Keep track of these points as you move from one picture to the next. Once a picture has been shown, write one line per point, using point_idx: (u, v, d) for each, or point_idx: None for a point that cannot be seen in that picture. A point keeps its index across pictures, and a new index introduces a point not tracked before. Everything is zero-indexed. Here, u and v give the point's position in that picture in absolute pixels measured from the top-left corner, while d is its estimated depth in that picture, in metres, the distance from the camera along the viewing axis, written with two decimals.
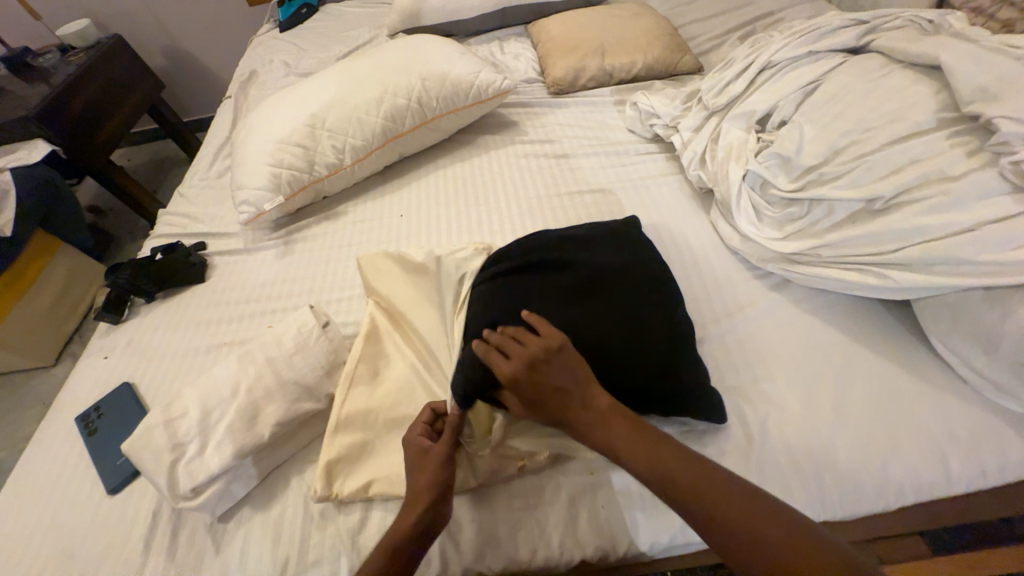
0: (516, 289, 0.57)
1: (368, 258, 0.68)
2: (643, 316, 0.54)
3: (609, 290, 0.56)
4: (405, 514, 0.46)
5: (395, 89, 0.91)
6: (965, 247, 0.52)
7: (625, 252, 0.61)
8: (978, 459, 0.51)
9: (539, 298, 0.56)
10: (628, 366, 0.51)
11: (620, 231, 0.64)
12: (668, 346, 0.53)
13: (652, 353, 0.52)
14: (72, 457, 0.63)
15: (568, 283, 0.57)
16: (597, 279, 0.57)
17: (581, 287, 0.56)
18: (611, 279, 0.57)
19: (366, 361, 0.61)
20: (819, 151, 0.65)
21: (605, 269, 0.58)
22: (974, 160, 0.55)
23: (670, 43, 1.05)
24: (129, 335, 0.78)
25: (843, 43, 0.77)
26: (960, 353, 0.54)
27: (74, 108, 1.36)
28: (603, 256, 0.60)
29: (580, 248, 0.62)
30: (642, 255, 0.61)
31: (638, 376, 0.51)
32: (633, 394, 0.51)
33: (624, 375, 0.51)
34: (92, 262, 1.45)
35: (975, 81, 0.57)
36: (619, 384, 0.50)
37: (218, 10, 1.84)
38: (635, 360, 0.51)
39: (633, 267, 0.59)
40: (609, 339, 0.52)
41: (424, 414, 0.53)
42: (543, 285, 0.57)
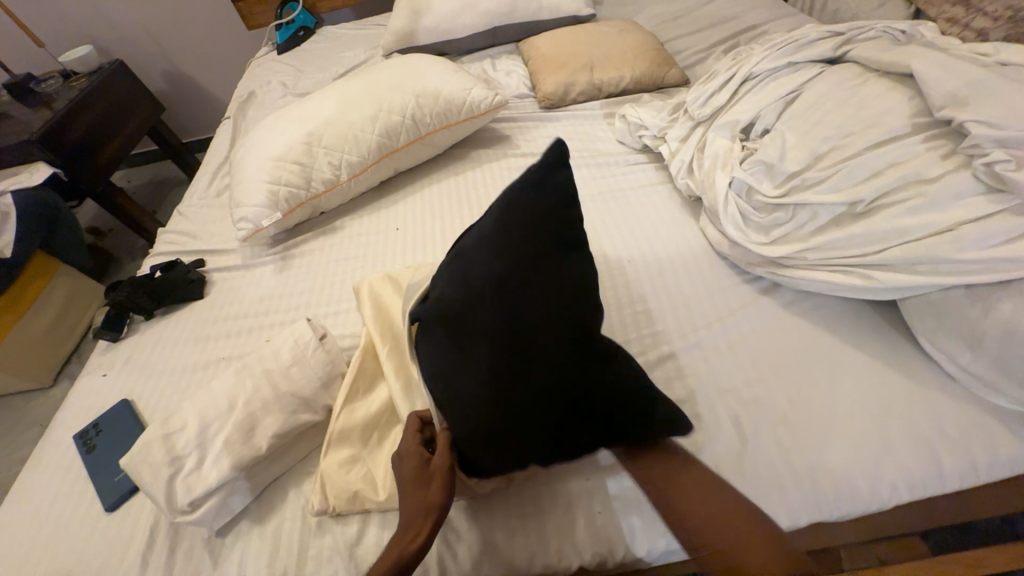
0: (445, 324, 0.49)
1: (361, 286, 0.70)
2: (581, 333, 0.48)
3: (541, 306, 0.47)
4: (413, 529, 0.46)
5: (389, 107, 0.93)
6: (944, 247, 0.53)
7: (553, 239, 0.48)
8: (969, 456, 0.51)
9: (476, 332, 0.47)
10: (573, 395, 0.47)
11: (546, 202, 0.48)
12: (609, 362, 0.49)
13: (592, 374, 0.48)
14: (70, 474, 0.64)
15: (494, 304, 0.47)
16: (525, 288, 0.47)
17: (509, 306, 0.46)
18: (544, 301, 0.47)
19: (354, 375, 0.61)
20: (802, 157, 0.67)
21: (527, 273, 0.47)
22: (949, 163, 0.57)
23: (657, 57, 1.08)
24: (129, 351, 0.78)
25: (821, 54, 0.80)
26: (947, 351, 0.55)
27: (75, 131, 1.38)
28: (524, 249, 0.47)
29: (505, 250, 0.47)
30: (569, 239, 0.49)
31: (593, 415, 0.48)
32: (586, 420, 0.48)
33: (574, 405, 0.47)
34: (90, 282, 1.46)
35: (947, 87, 0.59)
36: (566, 415, 0.47)
37: (216, 33, 1.88)
38: (580, 387, 0.47)
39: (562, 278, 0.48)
40: (553, 369, 0.47)
41: (412, 422, 0.53)
42: (468, 314, 0.48)
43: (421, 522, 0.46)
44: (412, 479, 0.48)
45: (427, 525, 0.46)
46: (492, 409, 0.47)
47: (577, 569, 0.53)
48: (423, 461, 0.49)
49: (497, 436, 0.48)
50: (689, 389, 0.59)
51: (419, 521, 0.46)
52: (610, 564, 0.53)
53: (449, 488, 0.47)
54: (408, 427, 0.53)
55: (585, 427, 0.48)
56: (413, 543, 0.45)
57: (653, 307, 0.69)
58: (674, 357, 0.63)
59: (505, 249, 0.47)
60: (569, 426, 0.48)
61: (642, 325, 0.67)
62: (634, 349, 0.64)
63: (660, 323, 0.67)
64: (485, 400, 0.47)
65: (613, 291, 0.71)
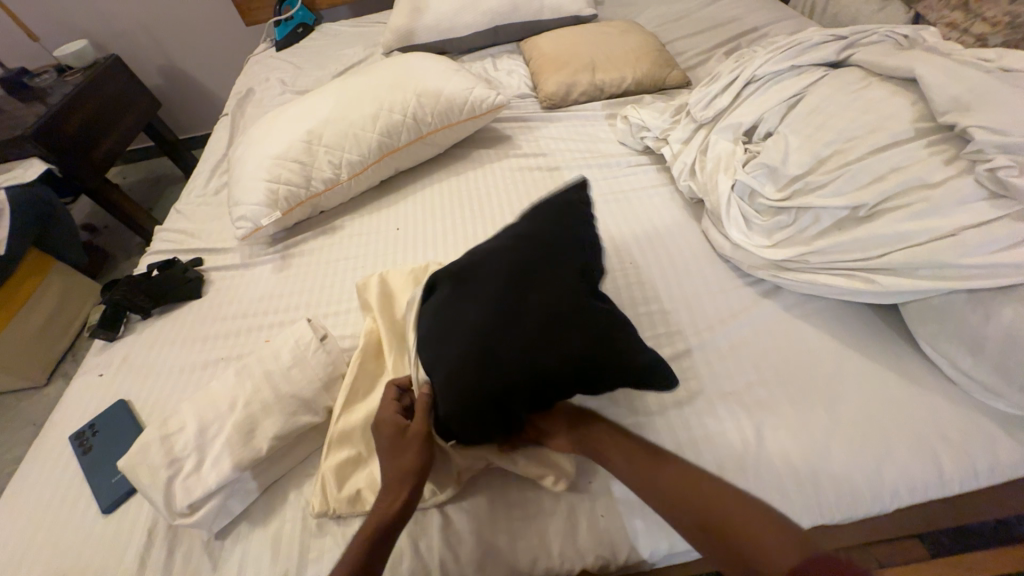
0: (451, 283, 0.54)
1: (366, 282, 0.70)
2: (579, 295, 0.51)
3: (543, 270, 0.52)
4: (392, 496, 0.49)
5: (391, 106, 0.93)
6: (946, 252, 0.53)
7: (563, 225, 0.56)
8: (969, 459, 0.52)
9: (481, 283, 0.53)
10: (561, 349, 0.48)
11: (561, 203, 0.58)
12: (605, 320, 0.50)
13: (588, 328, 0.49)
14: (66, 475, 0.63)
15: (498, 267, 0.53)
16: (539, 255, 0.53)
17: (512, 268, 0.52)
18: (544, 261, 0.53)
19: (354, 372, 0.61)
20: (804, 161, 0.67)
21: (536, 246, 0.54)
22: (951, 168, 0.57)
23: (658, 58, 1.08)
24: (125, 351, 0.77)
25: (823, 58, 0.80)
26: (948, 355, 0.55)
27: (71, 127, 1.37)
28: (544, 227, 0.56)
29: (521, 230, 0.56)
30: (578, 231, 0.56)
31: (584, 366, 0.49)
32: (571, 378, 0.49)
33: (560, 360, 0.48)
34: (85, 280, 1.44)
35: (950, 92, 0.60)
36: (551, 370, 0.48)
37: (214, 29, 1.86)
38: (571, 342, 0.48)
39: (562, 244, 0.54)
40: (546, 322, 0.49)
41: (390, 391, 0.56)
42: (476, 274, 0.53)
43: (399, 489, 0.49)
44: (390, 451, 0.51)
45: (405, 492, 0.49)
46: (486, 352, 0.48)
47: (580, 572, 0.53)
48: (402, 431, 0.52)
49: (479, 386, 0.48)
50: (691, 392, 0.59)
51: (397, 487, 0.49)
52: (613, 567, 0.53)
53: (426, 455, 0.51)
54: (386, 397, 0.56)
55: (574, 376, 0.49)
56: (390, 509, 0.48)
57: (655, 309, 0.68)
58: (675, 360, 0.63)
59: (521, 229, 0.56)
60: (559, 375, 0.49)
61: (644, 328, 0.67)
62: None
63: (661, 326, 0.66)
64: (481, 347, 0.49)
65: (614, 293, 0.71)
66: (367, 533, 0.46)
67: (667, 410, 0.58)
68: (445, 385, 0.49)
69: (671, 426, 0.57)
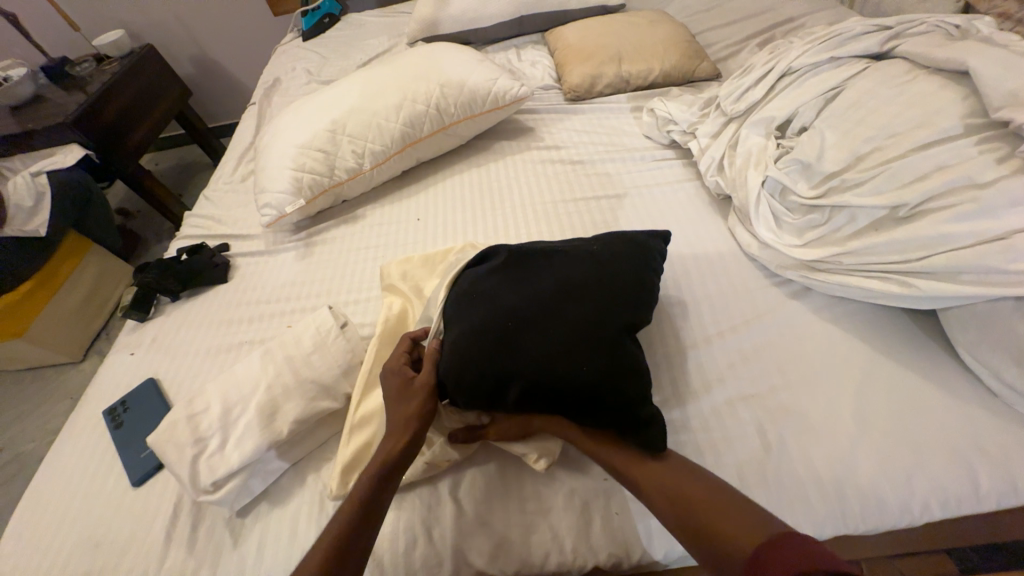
0: (513, 271, 0.58)
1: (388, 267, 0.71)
2: (619, 331, 0.52)
3: (586, 287, 0.55)
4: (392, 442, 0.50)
5: (414, 96, 0.93)
6: (995, 256, 0.50)
7: (623, 260, 0.59)
8: (1009, 474, 0.49)
9: (526, 281, 0.56)
10: (580, 360, 0.49)
11: (637, 253, 0.60)
12: (630, 362, 0.51)
13: (604, 353, 0.50)
14: (99, 448, 0.66)
15: (561, 275, 0.56)
16: (588, 275, 0.56)
17: (572, 281, 0.55)
18: (591, 278, 0.56)
19: (372, 359, 0.61)
20: (842, 158, 0.64)
21: (606, 273, 0.56)
22: (1005, 167, 0.53)
23: (688, 50, 1.05)
24: (155, 332, 0.80)
25: (866, 49, 0.76)
26: (990, 364, 0.52)
27: (107, 114, 1.41)
28: (604, 259, 0.58)
29: (595, 253, 0.59)
30: (646, 280, 0.58)
31: (591, 383, 0.49)
32: (569, 391, 0.49)
33: (573, 371, 0.49)
34: (119, 262, 1.50)
35: (1006, 86, 0.56)
36: (563, 375, 0.49)
37: (244, 19, 1.89)
38: (592, 361, 0.50)
39: (616, 274, 0.57)
40: (581, 333, 0.51)
41: (403, 342, 0.58)
42: (540, 272, 0.57)
43: (401, 436, 0.50)
44: (397, 395, 0.53)
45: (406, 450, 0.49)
46: (506, 340, 0.51)
47: (592, 568, 0.52)
48: (408, 379, 0.53)
49: (493, 363, 0.50)
50: (711, 392, 0.58)
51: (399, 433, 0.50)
52: (625, 565, 0.53)
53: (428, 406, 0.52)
54: (399, 348, 0.57)
55: (572, 388, 0.49)
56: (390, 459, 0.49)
57: (678, 307, 0.67)
58: (696, 360, 0.61)
59: (597, 254, 0.59)
60: (560, 383, 0.49)
61: (666, 326, 0.65)
62: (656, 350, 0.63)
63: (683, 324, 0.65)
64: (503, 334, 0.51)
65: None
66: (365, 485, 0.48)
67: (687, 411, 0.57)
68: (463, 349, 0.51)
69: (690, 426, 0.56)
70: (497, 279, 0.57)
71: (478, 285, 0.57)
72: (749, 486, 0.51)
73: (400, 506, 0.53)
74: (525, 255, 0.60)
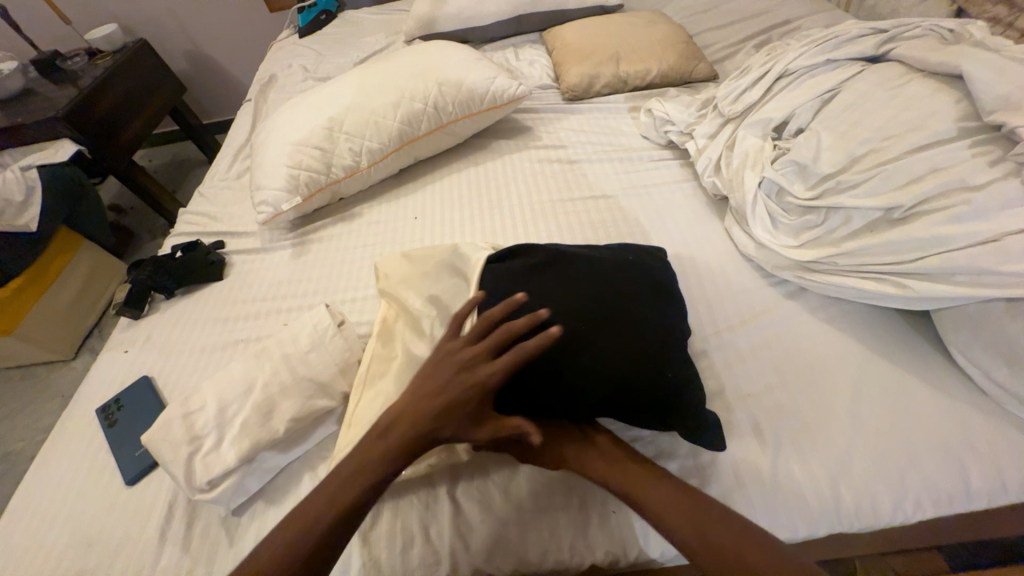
0: (545, 267, 0.57)
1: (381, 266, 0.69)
2: (656, 330, 0.53)
3: (621, 290, 0.55)
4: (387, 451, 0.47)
5: (412, 94, 0.93)
6: (988, 258, 0.51)
7: (641, 270, 0.59)
8: (999, 474, 0.50)
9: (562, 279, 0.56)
10: (625, 355, 0.50)
11: (656, 263, 0.62)
12: (670, 359, 0.52)
13: (644, 356, 0.50)
14: (92, 446, 0.65)
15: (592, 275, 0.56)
16: (619, 279, 0.56)
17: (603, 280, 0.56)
18: (623, 281, 0.56)
19: (369, 362, 0.61)
20: (837, 159, 0.65)
21: (634, 278, 0.57)
22: (996, 170, 0.54)
23: (685, 51, 1.05)
24: (149, 330, 0.79)
25: (861, 52, 0.77)
26: (981, 365, 0.53)
27: (99, 109, 1.39)
28: (627, 267, 0.59)
29: (619, 259, 0.59)
30: (663, 292, 0.57)
31: (631, 388, 0.49)
32: (609, 389, 0.49)
33: (615, 371, 0.49)
34: (111, 259, 1.48)
35: (997, 90, 0.57)
36: (612, 369, 0.49)
37: (239, 15, 1.88)
38: (632, 363, 0.50)
39: (641, 280, 0.57)
40: (620, 329, 0.52)
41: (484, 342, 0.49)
42: (573, 270, 0.57)
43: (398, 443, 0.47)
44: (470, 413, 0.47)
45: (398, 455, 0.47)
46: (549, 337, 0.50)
47: (589, 566, 0.53)
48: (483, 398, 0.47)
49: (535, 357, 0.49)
50: (709, 392, 0.58)
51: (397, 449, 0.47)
52: (622, 564, 0.53)
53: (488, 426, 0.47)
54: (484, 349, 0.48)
55: (612, 388, 0.49)
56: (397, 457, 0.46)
57: None
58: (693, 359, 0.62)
59: (622, 260, 0.60)
60: (602, 383, 0.49)
61: None
62: None
63: None
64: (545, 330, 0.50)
65: None
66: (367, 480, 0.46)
67: None
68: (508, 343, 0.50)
69: None
70: (531, 275, 0.56)
71: (509, 281, 0.56)
72: (745, 483, 0.52)
73: (396, 504, 0.53)
74: (549, 252, 0.59)
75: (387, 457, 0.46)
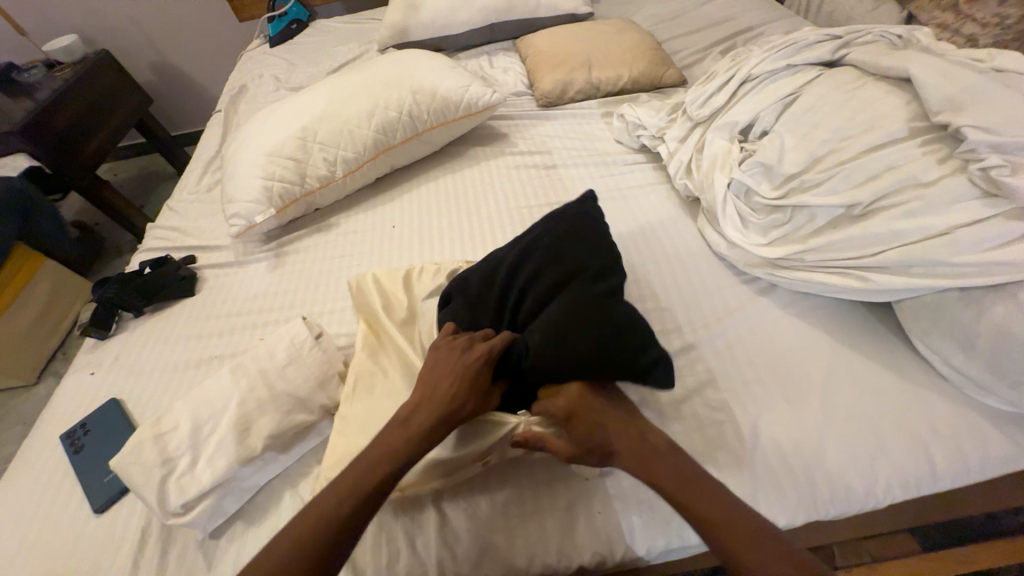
0: (490, 274, 0.59)
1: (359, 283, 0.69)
2: (590, 306, 0.52)
3: (554, 273, 0.55)
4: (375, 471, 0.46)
5: (386, 103, 0.92)
6: (941, 250, 0.54)
7: (568, 241, 0.58)
8: (961, 455, 0.52)
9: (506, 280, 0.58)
10: (568, 344, 0.50)
11: (576, 228, 0.59)
12: (618, 315, 0.52)
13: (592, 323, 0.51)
14: (56, 474, 0.62)
15: (521, 284, 0.56)
16: (549, 263, 0.56)
17: (533, 286, 0.56)
18: (554, 262, 0.56)
19: (355, 377, 0.58)
20: (800, 160, 0.67)
21: (561, 256, 0.56)
22: (945, 167, 0.57)
23: (654, 57, 1.08)
24: (116, 350, 0.76)
25: (819, 57, 0.80)
26: (939, 351, 0.56)
27: (59, 122, 1.34)
28: (553, 246, 0.58)
29: (545, 239, 0.58)
30: (591, 258, 0.57)
31: (589, 355, 0.50)
32: (571, 365, 0.50)
33: (568, 348, 0.50)
34: (76, 277, 1.42)
35: (943, 92, 0.60)
36: (561, 349, 0.50)
37: (207, 25, 1.84)
38: (584, 333, 0.50)
39: (568, 255, 0.56)
40: (555, 320, 0.51)
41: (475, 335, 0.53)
42: (511, 264, 0.58)
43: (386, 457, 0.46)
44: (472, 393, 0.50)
45: (383, 469, 0.46)
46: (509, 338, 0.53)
47: (576, 568, 0.53)
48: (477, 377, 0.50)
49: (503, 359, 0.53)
50: (689, 390, 0.59)
51: (382, 467, 0.46)
52: (609, 564, 0.53)
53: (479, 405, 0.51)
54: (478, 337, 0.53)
55: (572, 365, 0.50)
56: (390, 462, 0.46)
57: (652, 307, 0.68)
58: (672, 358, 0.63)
59: (547, 238, 0.59)
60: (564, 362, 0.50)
61: None
62: None
63: (658, 323, 0.67)
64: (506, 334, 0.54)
65: None
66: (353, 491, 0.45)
67: (666, 410, 0.58)
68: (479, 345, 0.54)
69: (668, 424, 0.57)
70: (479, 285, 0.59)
71: (462, 291, 0.59)
72: (726, 477, 0.53)
73: (381, 521, 0.53)
74: (483, 277, 0.59)
75: (371, 472, 0.46)
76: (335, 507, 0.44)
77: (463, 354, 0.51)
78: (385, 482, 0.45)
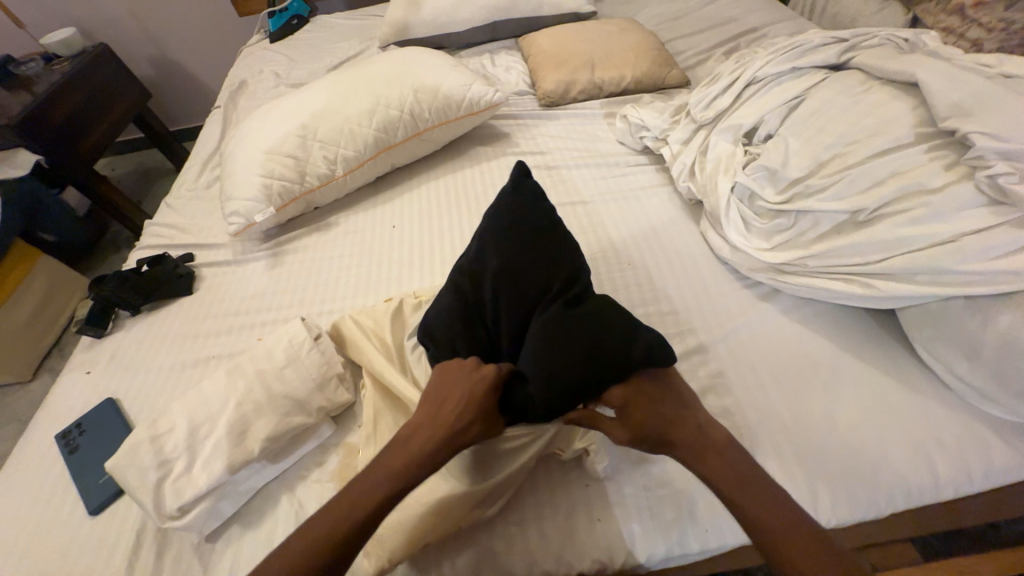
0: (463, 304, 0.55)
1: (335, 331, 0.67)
2: (570, 310, 0.50)
3: (524, 291, 0.53)
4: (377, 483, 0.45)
5: (387, 101, 0.91)
6: (947, 257, 0.54)
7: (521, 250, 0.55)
8: (964, 464, 0.52)
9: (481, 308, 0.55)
10: (567, 348, 0.48)
11: (522, 232, 0.57)
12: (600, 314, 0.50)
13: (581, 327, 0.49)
14: (50, 475, 0.61)
15: (494, 305, 0.54)
16: (512, 280, 0.54)
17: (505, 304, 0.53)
18: (520, 278, 0.54)
19: (373, 417, 0.57)
20: (805, 164, 0.67)
21: (518, 272, 0.54)
22: (952, 173, 0.57)
23: (657, 58, 1.07)
24: (113, 349, 0.76)
25: (824, 60, 0.79)
26: (944, 360, 0.55)
27: (56, 116, 1.33)
28: (509, 260, 0.55)
29: (499, 254, 0.55)
30: (551, 262, 0.55)
31: (590, 358, 0.47)
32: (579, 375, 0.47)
33: (570, 360, 0.47)
34: (73, 273, 1.41)
35: (951, 97, 0.60)
36: (563, 362, 0.47)
37: (206, 19, 1.83)
38: (578, 338, 0.48)
39: (527, 267, 0.54)
40: (541, 336, 0.49)
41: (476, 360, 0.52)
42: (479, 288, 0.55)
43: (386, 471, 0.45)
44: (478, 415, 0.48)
45: (382, 481, 0.45)
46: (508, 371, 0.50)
47: None
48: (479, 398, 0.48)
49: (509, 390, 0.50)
50: None
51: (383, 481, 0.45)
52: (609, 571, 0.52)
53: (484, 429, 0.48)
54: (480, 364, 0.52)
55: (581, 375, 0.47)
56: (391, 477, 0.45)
57: (654, 311, 0.68)
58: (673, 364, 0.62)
59: (499, 250, 0.56)
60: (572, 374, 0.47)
61: None
62: None
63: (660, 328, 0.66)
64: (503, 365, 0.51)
65: (616, 293, 0.71)
66: (356, 494, 0.45)
67: None
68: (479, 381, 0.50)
69: None
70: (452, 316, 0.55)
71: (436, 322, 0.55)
72: None
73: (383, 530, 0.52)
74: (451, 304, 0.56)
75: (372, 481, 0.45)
76: (335, 511, 0.43)
77: (465, 378, 0.50)
78: (383, 490, 0.45)
